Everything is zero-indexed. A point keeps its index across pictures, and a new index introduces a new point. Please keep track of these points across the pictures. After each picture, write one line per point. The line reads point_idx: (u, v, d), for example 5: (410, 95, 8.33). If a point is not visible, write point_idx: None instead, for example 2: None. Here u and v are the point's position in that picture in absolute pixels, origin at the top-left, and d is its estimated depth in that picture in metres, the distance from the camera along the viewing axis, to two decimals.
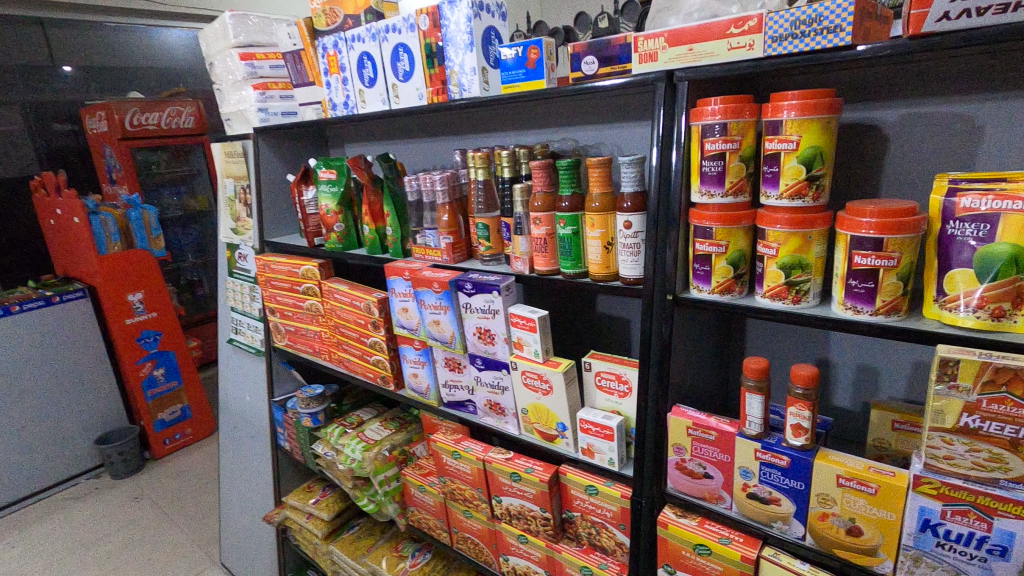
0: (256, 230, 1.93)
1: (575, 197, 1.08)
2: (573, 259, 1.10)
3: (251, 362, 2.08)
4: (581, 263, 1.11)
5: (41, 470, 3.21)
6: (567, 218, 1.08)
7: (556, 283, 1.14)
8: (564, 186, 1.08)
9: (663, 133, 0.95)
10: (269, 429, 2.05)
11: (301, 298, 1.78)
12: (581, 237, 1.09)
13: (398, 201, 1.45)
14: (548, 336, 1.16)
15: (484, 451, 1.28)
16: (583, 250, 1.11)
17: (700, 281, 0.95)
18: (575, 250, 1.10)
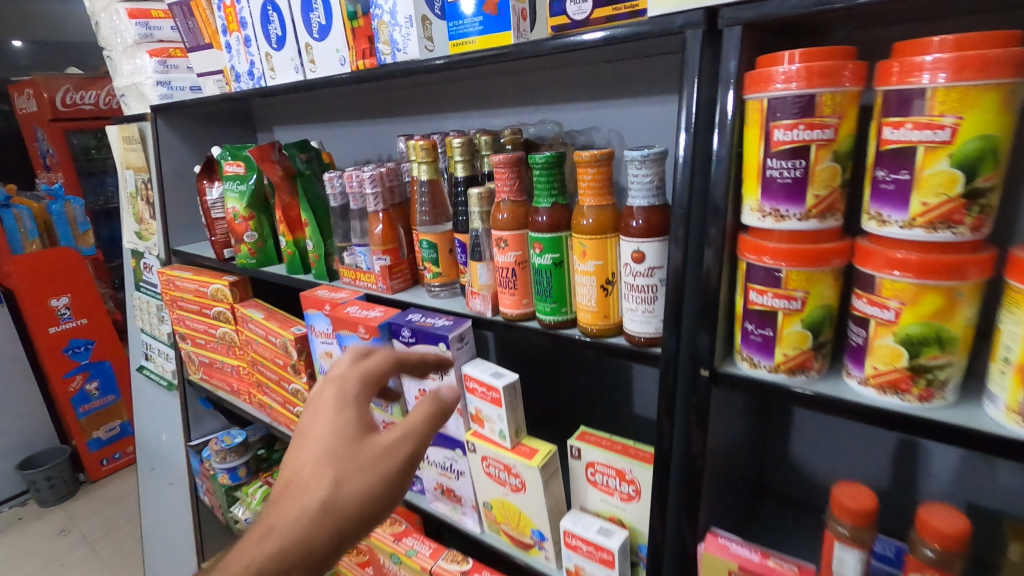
0: (160, 235, 1.54)
1: (558, 211, 0.72)
2: (554, 301, 0.74)
3: (165, 396, 1.70)
4: (566, 307, 0.75)
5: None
6: (547, 241, 0.72)
7: (529, 334, 0.79)
8: (541, 194, 0.72)
9: (697, 112, 0.59)
10: (188, 478, 1.68)
11: (212, 324, 1.41)
12: (566, 270, 0.74)
13: (319, 205, 1.07)
14: (518, 410, 0.80)
15: (432, 557, 0.93)
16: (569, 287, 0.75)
17: (754, 352, 0.59)
18: (559, 289, 0.74)
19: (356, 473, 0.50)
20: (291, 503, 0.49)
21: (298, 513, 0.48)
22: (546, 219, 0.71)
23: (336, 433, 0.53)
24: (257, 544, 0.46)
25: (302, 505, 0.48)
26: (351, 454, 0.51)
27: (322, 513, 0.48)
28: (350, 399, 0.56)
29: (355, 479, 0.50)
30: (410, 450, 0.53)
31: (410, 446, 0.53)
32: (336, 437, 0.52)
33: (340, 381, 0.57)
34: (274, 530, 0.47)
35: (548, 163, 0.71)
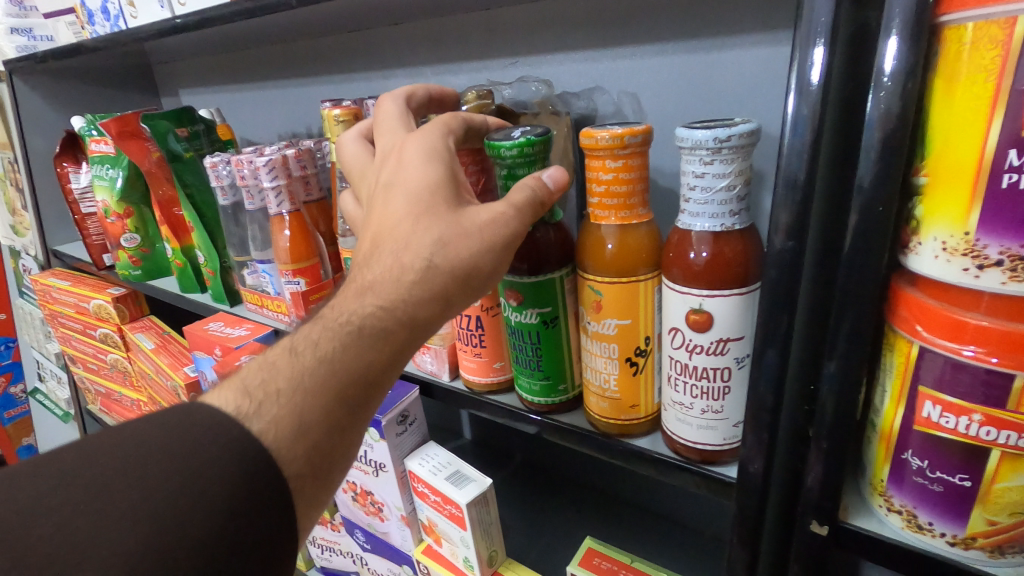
0: (35, 231, 1.20)
1: (551, 235, 0.44)
2: (545, 374, 0.46)
3: (64, 427, 1.39)
4: (566, 379, 0.47)
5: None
6: (528, 287, 0.44)
7: (489, 416, 0.51)
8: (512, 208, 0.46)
9: (830, 76, 0.30)
10: None
11: (101, 348, 1.09)
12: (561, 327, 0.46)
13: (206, 200, 0.77)
14: (491, 529, 0.53)
15: None
16: (569, 351, 0.46)
17: (920, 506, 0.32)
18: (547, 359, 0.46)
19: (454, 243, 0.39)
20: (389, 263, 0.39)
21: (399, 274, 0.38)
22: (523, 245, 0.43)
23: (435, 188, 0.40)
24: (353, 304, 0.37)
25: (402, 265, 0.38)
26: (452, 217, 0.39)
27: (424, 282, 0.38)
28: (448, 153, 0.42)
29: (463, 244, 0.39)
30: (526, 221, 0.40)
31: (522, 221, 0.40)
32: (434, 193, 0.40)
33: (431, 128, 0.43)
34: (373, 288, 0.38)
35: (525, 155, 0.44)
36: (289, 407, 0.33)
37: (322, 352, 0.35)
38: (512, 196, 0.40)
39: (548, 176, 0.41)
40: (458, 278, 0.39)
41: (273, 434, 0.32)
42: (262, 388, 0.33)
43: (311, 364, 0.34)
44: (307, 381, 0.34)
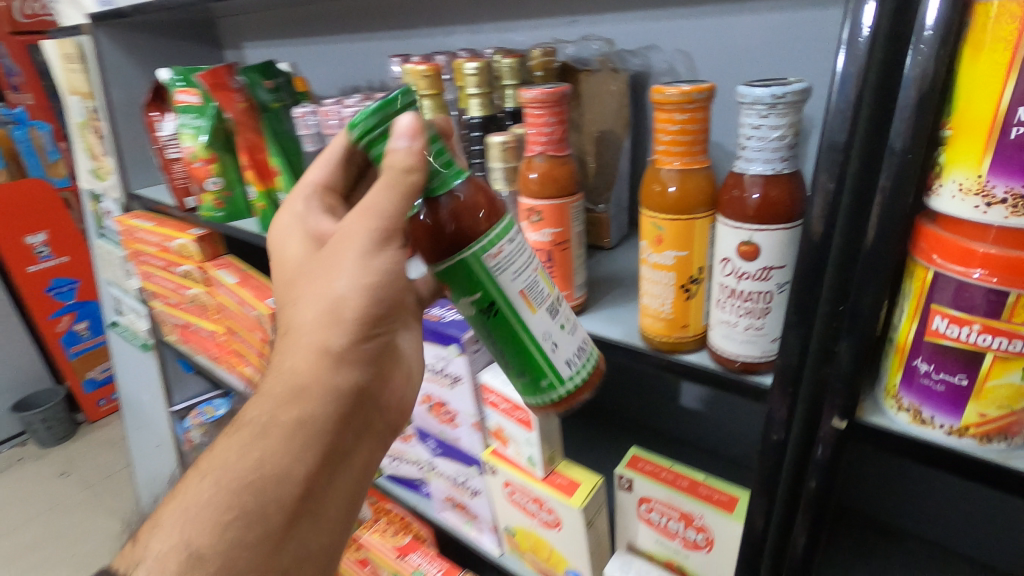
0: (116, 175, 1.31)
1: (458, 198, 0.44)
2: (523, 362, 0.47)
3: (142, 356, 1.52)
4: (547, 366, 0.47)
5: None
6: (450, 272, 0.45)
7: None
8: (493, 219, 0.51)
9: (879, 31, 0.35)
10: (175, 445, 1.54)
11: (182, 284, 1.21)
12: (510, 306, 0.46)
13: (291, 147, 0.85)
14: (553, 432, 0.62)
15: None
16: (533, 334, 0.47)
17: (924, 403, 0.40)
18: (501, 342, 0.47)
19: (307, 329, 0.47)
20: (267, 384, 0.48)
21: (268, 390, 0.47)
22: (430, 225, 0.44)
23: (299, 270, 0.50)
24: (239, 428, 0.47)
25: (274, 378, 0.48)
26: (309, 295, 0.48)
27: (287, 385, 0.46)
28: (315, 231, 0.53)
29: (315, 325, 0.47)
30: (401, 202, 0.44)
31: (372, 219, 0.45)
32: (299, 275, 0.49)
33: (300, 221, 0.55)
34: (255, 405, 0.47)
35: (375, 129, 0.43)
36: (190, 537, 0.42)
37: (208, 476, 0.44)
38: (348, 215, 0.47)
39: (402, 144, 0.42)
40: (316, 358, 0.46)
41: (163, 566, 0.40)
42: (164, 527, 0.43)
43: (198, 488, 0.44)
44: (200, 511, 0.43)
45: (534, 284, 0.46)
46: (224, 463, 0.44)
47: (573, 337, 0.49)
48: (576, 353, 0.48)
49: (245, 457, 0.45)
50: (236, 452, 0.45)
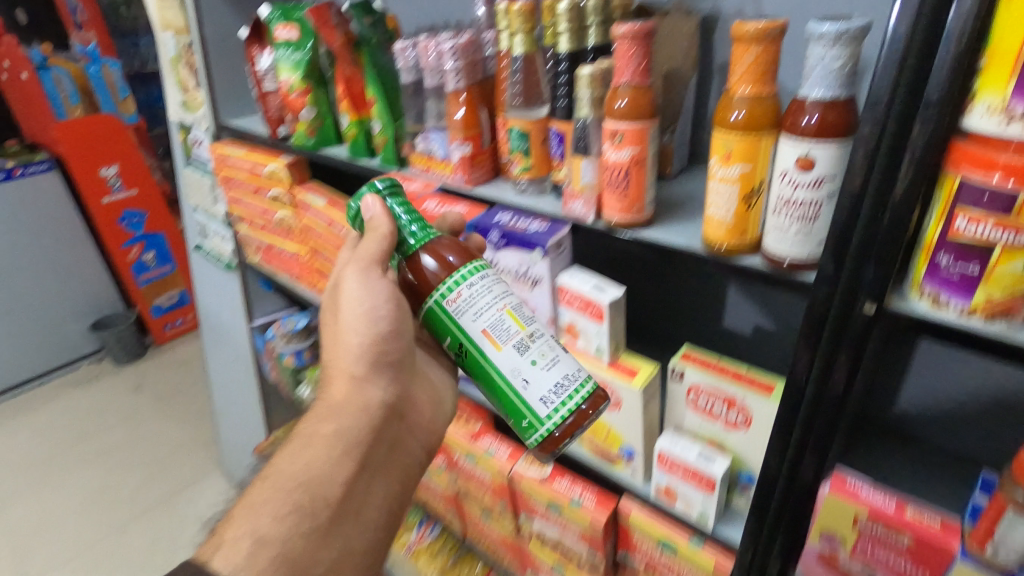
0: (207, 106, 1.42)
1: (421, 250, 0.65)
2: (500, 394, 0.60)
3: (224, 276, 1.68)
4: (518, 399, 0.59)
5: (24, 358, 2.98)
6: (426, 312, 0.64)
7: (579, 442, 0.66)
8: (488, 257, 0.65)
9: None
10: (253, 357, 1.72)
11: (270, 208, 1.34)
12: (478, 345, 0.60)
13: (387, 78, 0.96)
14: (620, 326, 0.73)
15: (511, 459, 0.91)
16: (499, 374, 0.60)
17: (943, 289, 0.49)
18: (481, 375, 0.61)
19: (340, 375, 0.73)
20: (314, 418, 0.72)
21: (317, 419, 0.71)
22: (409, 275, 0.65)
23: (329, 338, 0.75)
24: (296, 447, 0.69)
25: (319, 411, 0.72)
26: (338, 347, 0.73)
27: (327, 412, 0.71)
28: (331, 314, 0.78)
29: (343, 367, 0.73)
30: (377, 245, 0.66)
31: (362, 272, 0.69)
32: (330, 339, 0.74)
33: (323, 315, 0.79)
34: (307, 430, 0.71)
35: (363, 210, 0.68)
36: (266, 526, 0.61)
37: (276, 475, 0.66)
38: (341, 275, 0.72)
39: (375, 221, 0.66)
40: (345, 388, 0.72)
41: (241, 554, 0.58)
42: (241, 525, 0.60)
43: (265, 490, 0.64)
44: (272, 503, 0.62)
45: (496, 323, 0.59)
46: (287, 468, 0.66)
47: (547, 373, 0.59)
48: (548, 390, 0.59)
49: (300, 462, 0.67)
50: (298, 457, 0.68)
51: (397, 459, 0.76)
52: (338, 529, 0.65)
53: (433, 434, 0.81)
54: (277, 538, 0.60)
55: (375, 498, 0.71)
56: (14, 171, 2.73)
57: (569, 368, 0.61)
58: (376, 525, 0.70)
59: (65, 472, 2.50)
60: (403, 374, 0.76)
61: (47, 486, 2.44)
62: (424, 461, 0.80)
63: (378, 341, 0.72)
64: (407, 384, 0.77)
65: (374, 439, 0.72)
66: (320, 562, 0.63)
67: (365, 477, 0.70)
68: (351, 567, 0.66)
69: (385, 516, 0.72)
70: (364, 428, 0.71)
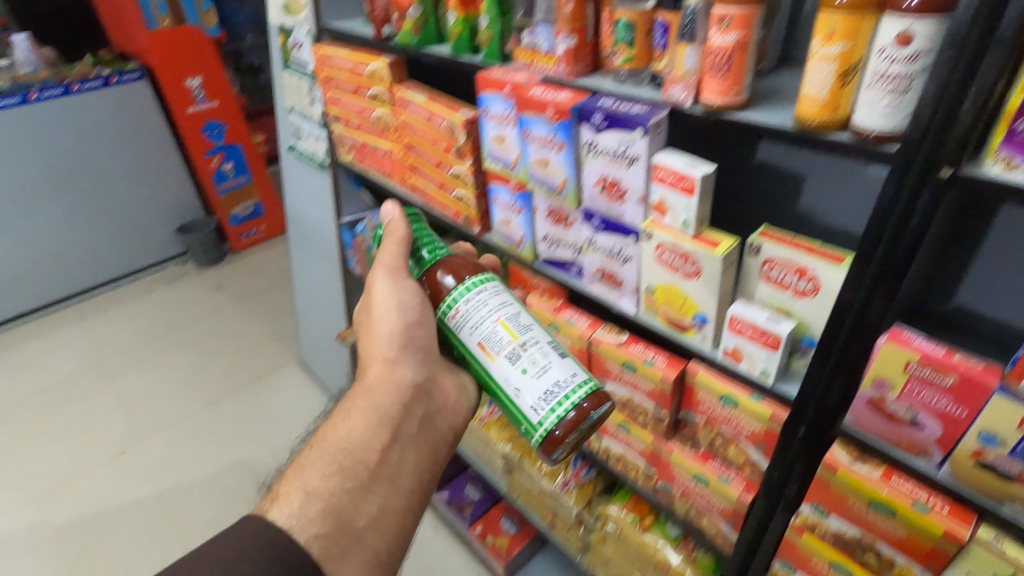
0: (310, 9, 1.52)
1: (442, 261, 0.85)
2: (492, 392, 0.79)
3: (316, 176, 1.83)
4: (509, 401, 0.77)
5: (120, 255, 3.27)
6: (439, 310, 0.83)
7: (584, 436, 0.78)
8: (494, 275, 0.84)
9: None
10: (339, 252, 1.89)
11: (367, 106, 1.45)
12: (476, 353, 0.78)
13: None
14: (707, 202, 0.82)
15: (590, 328, 1.04)
16: (493, 378, 0.78)
17: (1015, 152, 0.58)
18: (480, 377, 0.79)
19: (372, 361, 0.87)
20: (354, 396, 0.86)
21: (355, 398, 0.86)
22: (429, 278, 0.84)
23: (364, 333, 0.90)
24: (340, 420, 0.83)
25: (356, 391, 0.87)
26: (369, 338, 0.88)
27: (361, 390, 0.86)
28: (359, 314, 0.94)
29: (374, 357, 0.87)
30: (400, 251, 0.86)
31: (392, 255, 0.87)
32: (364, 332, 0.89)
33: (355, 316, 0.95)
34: (348, 407, 0.85)
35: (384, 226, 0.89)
36: (315, 482, 0.75)
37: (325, 439, 0.81)
38: (370, 285, 0.87)
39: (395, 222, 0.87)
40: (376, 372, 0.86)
41: (292, 506, 0.72)
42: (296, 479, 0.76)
43: (316, 452, 0.79)
44: (320, 464, 0.77)
45: (491, 339, 0.76)
46: (331, 436, 0.81)
47: (535, 381, 0.75)
48: (534, 397, 0.75)
49: (344, 431, 0.81)
50: (339, 426, 0.82)
51: (428, 435, 0.87)
52: (376, 488, 0.78)
53: (458, 415, 0.92)
54: (326, 491, 0.75)
55: (409, 467, 0.83)
56: (111, 78, 2.91)
57: (557, 376, 0.75)
58: (411, 491, 0.82)
59: (161, 355, 2.80)
60: (431, 359, 0.89)
61: (147, 364, 2.74)
62: (452, 440, 0.91)
63: (405, 330, 0.85)
64: (433, 368, 0.89)
65: (403, 414, 0.85)
66: (361, 514, 0.76)
67: (399, 446, 0.83)
68: (387, 523, 0.78)
69: (419, 482, 0.84)
70: (394, 403, 0.84)
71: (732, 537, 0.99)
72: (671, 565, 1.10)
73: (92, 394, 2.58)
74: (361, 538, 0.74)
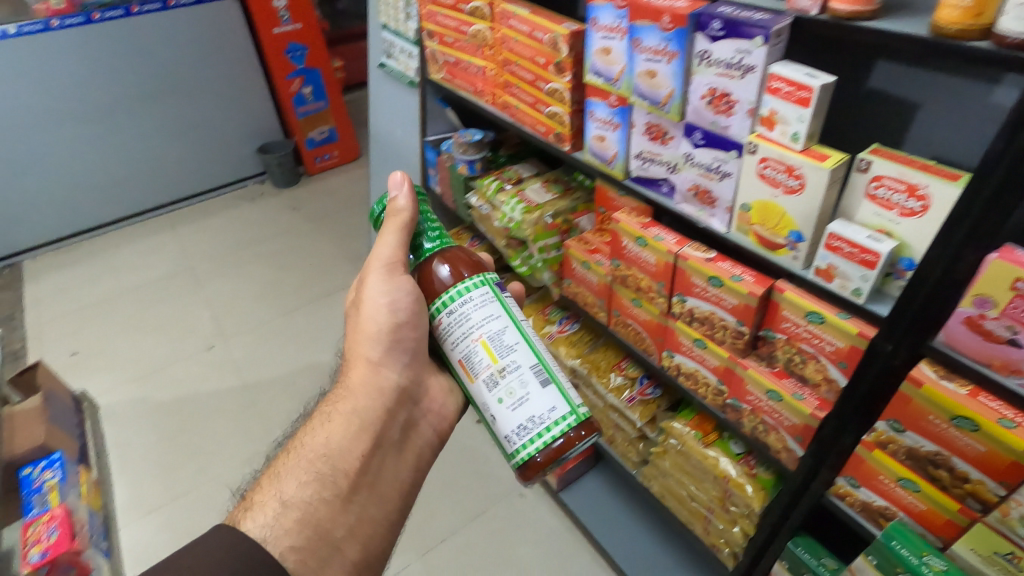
0: None
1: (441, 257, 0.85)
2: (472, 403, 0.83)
3: (405, 95, 1.88)
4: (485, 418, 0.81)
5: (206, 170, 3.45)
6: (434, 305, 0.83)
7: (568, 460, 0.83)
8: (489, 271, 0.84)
9: None
10: (421, 172, 1.95)
11: (465, 21, 1.47)
12: (458, 368, 0.81)
13: None
14: (821, 116, 0.83)
15: (678, 245, 1.07)
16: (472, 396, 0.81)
17: None
18: (462, 388, 0.83)
19: (357, 365, 0.90)
20: (336, 399, 0.89)
21: (336, 401, 0.88)
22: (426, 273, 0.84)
23: (351, 333, 0.93)
24: (320, 425, 0.85)
25: (338, 394, 0.89)
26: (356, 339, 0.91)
27: (344, 393, 0.88)
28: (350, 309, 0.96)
29: (360, 361, 0.90)
30: (398, 236, 0.87)
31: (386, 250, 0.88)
32: (353, 330, 0.92)
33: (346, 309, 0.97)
34: (329, 411, 0.87)
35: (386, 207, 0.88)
36: (293, 491, 0.77)
37: (306, 443, 0.83)
38: (366, 278, 0.89)
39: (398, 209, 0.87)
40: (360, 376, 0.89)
41: (268, 516, 0.74)
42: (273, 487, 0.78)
43: (295, 459, 0.81)
44: (298, 472, 0.79)
45: (470, 358, 0.79)
46: (311, 442, 0.83)
47: (510, 409, 0.78)
48: (510, 426, 0.78)
49: (326, 437, 0.83)
50: (320, 431, 0.84)
51: (408, 441, 0.92)
52: (357, 496, 0.81)
53: (442, 419, 0.98)
54: (302, 500, 0.77)
55: (389, 473, 0.87)
56: None
57: (534, 411, 0.78)
58: (391, 499, 0.86)
59: (243, 265, 2.99)
60: (416, 364, 0.93)
61: (230, 272, 2.94)
62: (432, 445, 0.96)
63: (395, 331, 0.88)
64: (419, 372, 0.94)
65: (385, 419, 0.88)
66: (339, 524, 0.78)
67: (380, 453, 0.86)
68: (365, 531, 0.81)
69: (399, 490, 0.87)
70: (377, 408, 0.88)
71: (798, 452, 1.03)
72: (731, 477, 1.16)
73: (183, 295, 2.80)
74: (339, 548, 0.77)
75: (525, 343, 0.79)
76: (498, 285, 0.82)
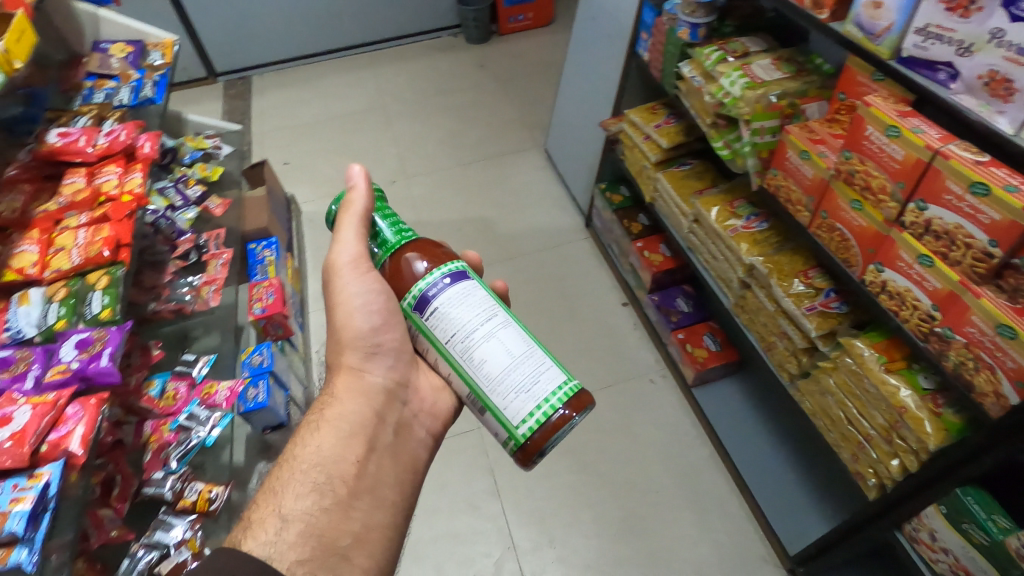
0: None
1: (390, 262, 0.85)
2: None
3: None
4: None
5: (408, 15, 3.54)
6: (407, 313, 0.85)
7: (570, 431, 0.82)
8: (410, 291, 0.80)
9: None
10: (631, 34, 1.84)
11: None
12: None
13: None
14: None
15: (940, 141, 0.93)
16: None
17: None
18: None
19: (340, 373, 0.97)
20: (324, 407, 0.95)
21: (323, 410, 0.94)
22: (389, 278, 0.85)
23: (332, 346, 0.99)
24: (310, 436, 0.91)
25: (324, 403, 0.95)
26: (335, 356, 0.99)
27: (328, 402, 0.95)
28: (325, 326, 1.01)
29: (344, 374, 0.96)
30: (354, 230, 0.89)
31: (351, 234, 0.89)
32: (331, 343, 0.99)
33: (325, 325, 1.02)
34: (318, 419, 0.93)
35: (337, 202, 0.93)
36: (292, 506, 0.82)
37: (296, 455, 0.89)
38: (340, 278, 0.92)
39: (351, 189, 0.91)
40: (345, 385, 0.95)
41: (269, 534, 0.78)
42: (272, 501, 0.83)
43: (289, 471, 0.86)
44: (295, 485, 0.85)
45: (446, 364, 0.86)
46: (302, 454, 0.89)
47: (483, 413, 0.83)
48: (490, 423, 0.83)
49: (318, 448, 0.89)
50: (310, 441, 0.90)
51: (402, 443, 0.97)
52: (357, 503, 0.86)
53: (436, 418, 1.02)
54: (302, 512, 0.82)
55: (388, 476, 0.93)
56: None
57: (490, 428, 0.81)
58: (392, 502, 0.91)
59: (428, 113, 3.14)
60: (402, 364, 0.98)
61: (415, 118, 3.10)
62: (428, 444, 1.01)
63: (373, 335, 0.94)
64: (405, 375, 0.99)
65: (376, 424, 0.94)
66: (343, 533, 0.83)
67: (373, 458, 0.92)
68: (371, 538, 0.85)
69: (398, 491, 0.93)
70: (365, 413, 0.94)
71: (1011, 401, 0.90)
72: (908, 409, 1.08)
73: (375, 130, 3.04)
74: (347, 557, 0.81)
75: (454, 374, 0.79)
76: (416, 313, 0.80)
